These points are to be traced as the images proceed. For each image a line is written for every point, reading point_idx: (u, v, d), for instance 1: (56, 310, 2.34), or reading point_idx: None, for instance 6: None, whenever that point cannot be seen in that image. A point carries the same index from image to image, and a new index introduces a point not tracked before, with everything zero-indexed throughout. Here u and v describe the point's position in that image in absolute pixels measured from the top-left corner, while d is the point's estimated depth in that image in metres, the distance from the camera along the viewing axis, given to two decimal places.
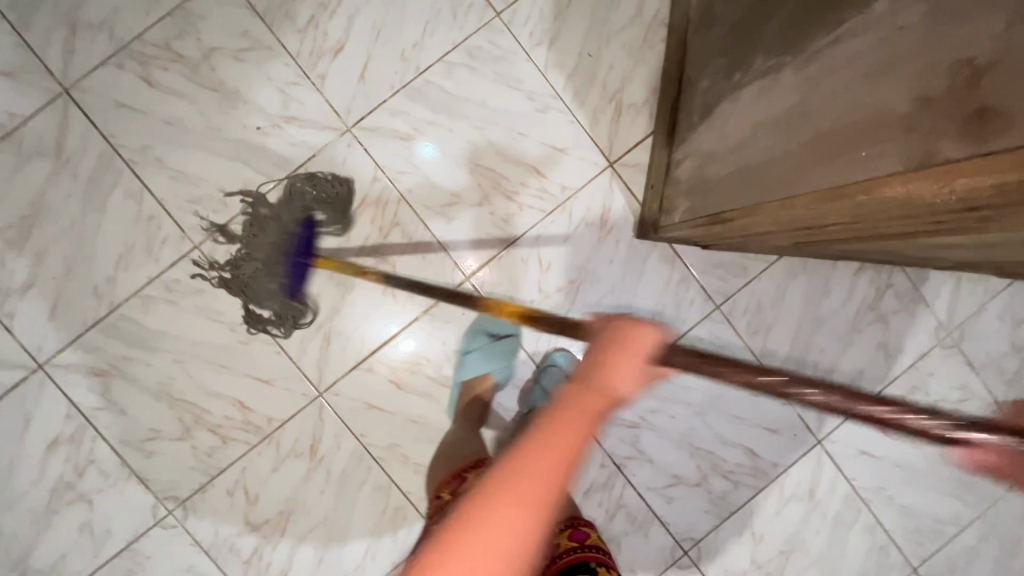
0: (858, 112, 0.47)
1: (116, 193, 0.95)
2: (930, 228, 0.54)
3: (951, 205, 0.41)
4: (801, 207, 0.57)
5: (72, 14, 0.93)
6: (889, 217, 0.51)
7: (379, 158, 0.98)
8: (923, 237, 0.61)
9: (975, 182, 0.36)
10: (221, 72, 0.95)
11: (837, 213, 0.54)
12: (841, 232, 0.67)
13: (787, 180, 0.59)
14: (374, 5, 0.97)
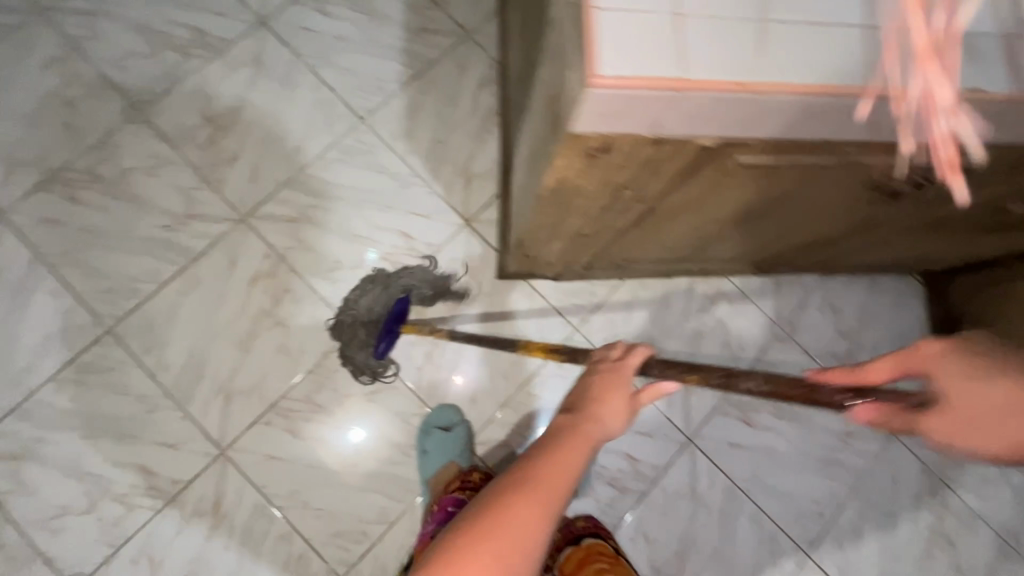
0: (536, 139, 0.68)
1: (39, 292, 1.10)
2: (625, 213, 0.73)
3: (583, 182, 0.61)
4: (538, 214, 0.76)
5: (10, 155, 1.15)
6: (585, 207, 0.71)
7: (268, 238, 1.17)
8: (647, 227, 0.81)
9: (564, 161, 0.56)
10: (135, 187, 1.16)
11: (559, 213, 0.74)
12: (601, 237, 0.86)
13: (528, 198, 0.79)
14: (262, 123, 1.22)
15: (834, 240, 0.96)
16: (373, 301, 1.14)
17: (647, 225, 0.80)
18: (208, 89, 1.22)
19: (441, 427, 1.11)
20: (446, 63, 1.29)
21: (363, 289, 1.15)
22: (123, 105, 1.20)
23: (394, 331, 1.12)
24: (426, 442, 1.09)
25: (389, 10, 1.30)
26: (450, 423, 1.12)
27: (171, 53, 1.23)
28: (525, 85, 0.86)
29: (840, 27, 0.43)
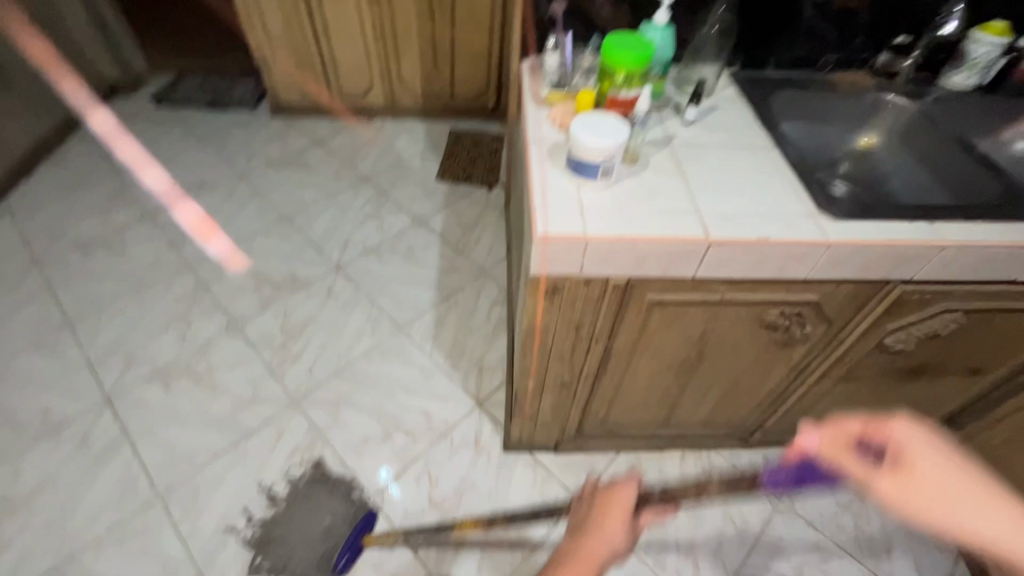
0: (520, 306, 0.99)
1: (114, 464, 1.30)
2: (591, 357, 0.98)
3: (549, 323, 0.90)
4: (526, 365, 1.01)
5: (132, 355, 1.51)
6: (558, 351, 0.97)
7: (312, 417, 1.40)
8: (615, 374, 1.04)
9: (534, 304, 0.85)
10: (217, 377, 1.47)
11: (541, 360, 0.99)
12: (581, 389, 1.08)
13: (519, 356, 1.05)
14: (323, 332, 1.59)
15: (778, 395, 1.13)
16: (334, 520, 1.24)
17: (613, 371, 1.03)
18: (289, 310, 1.64)
19: None
20: (467, 289, 1.73)
21: (306, 503, 1.26)
22: (225, 321, 1.60)
23: (355, 544, 1.19)
24: None
25: (428, 258, 1.82)
26: None
27: (269, 287, 1.70)
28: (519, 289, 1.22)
29: (660, 213, 0.79)
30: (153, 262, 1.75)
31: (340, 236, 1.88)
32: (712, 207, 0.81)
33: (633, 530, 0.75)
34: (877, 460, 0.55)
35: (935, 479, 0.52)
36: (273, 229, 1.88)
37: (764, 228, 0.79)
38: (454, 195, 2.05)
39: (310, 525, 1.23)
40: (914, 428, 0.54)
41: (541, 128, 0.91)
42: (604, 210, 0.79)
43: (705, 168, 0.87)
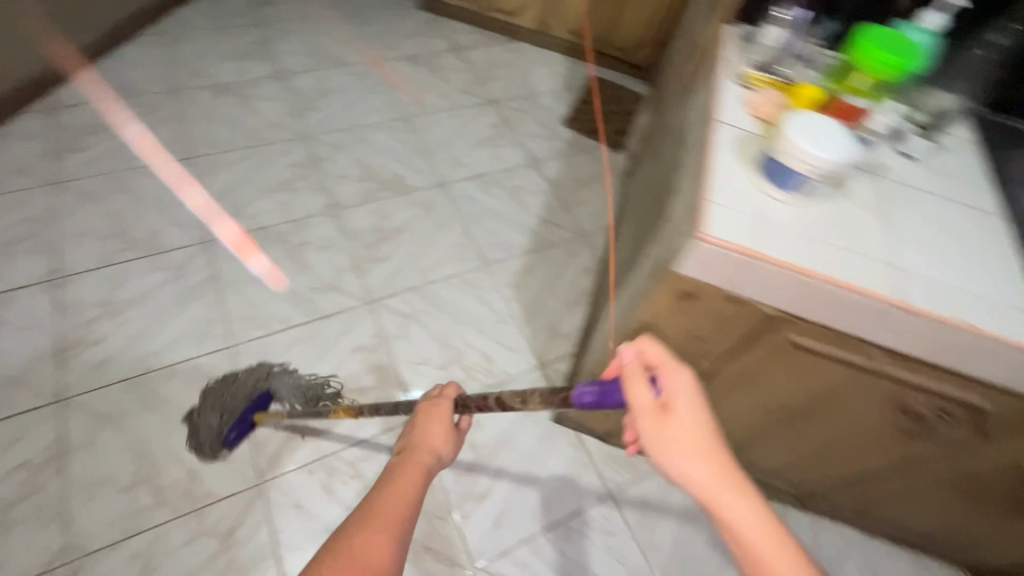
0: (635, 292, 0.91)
1: (199, 303, 1.36)
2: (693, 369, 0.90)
3: (666, 322, 0.82)
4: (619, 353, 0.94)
5: (238, 208, 1.55)
6: None
7: (382, 322, 1.41)
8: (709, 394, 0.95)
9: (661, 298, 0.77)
10: (305, 254, 1.49)
11: None
12: None
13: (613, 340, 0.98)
14: (413, 244, 1.57)
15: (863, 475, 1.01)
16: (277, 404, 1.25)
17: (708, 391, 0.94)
18: (387, 210, 1.63)
19: None
20: (562, 247, 1.65)
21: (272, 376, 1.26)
22: (325, 202, 1.61)
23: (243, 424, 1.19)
24: None
25: (532, 203, 1.74)
26: None
27: (373, 182, 1.69)
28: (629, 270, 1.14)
29: (846, 251, 0.68)
30: (275, 123, 1.77)
31: (452, 153, 1.82)
32: (909, 264, 0.69)
33: (451, 435, 0.80)
34: (660, 401, 0.61)
35: (691, 425, 0.60)
36: (392, 126, 1.85)
37: (962, 309, 0.66)
38: (576, 147, 1.94)
39: (223, 382, 1.24)
40: (658, 354, 0.65)
41: (733, 112, 0.79)
42: (784, 228, 0.68)
43: (913, 216, 0.73)
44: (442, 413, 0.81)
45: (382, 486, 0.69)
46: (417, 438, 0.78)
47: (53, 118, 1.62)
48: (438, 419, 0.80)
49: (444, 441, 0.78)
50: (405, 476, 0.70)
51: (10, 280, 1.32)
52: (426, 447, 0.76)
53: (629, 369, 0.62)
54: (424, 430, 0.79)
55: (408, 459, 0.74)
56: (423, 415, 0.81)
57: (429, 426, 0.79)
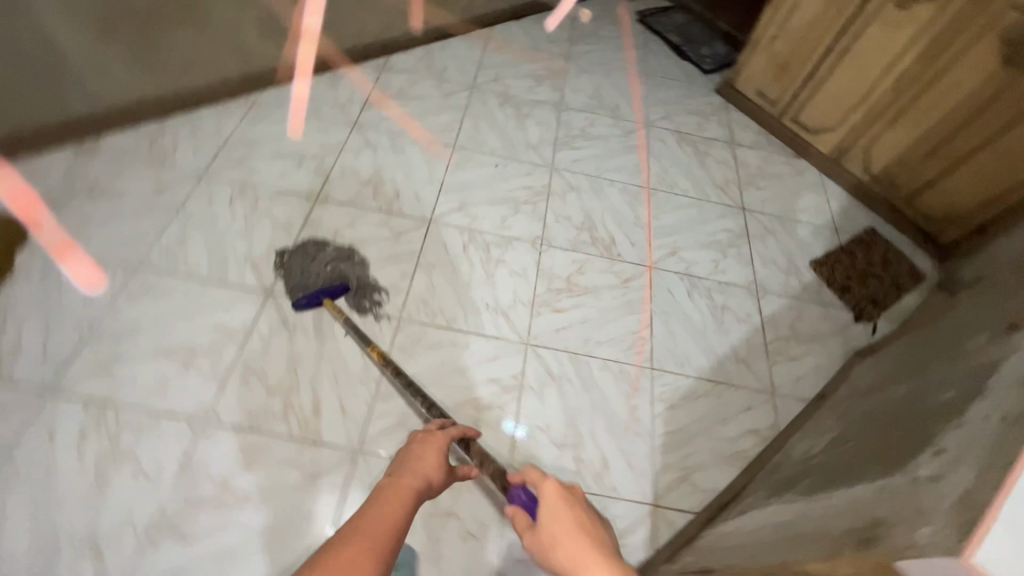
0: (816, 527, 0.72)
1: (396, 269, 1.50)
2: None
3: None
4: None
5: (466, 204, 1.68)
6: None
7: (526, 368, 1.39)
8: None
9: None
10: (496, 270, 1.55)
11: None
12: None
13: (755, 554, 0.80)
14: (592, 310, 1.52)
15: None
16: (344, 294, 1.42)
17: None
18: (586, 266, 1.60)
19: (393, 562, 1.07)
20: (740, 393, 1.44)
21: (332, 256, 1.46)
22: (537, 232, 1.66)
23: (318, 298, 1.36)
24: None
25: (732, 331, 1.56)
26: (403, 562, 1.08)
27: (587, 234, 1.68)
28: (813, 479, 0.93)
29: None
30: (533, 146, 1.88)
31: (675, 241, 1.72)
32: None
33: (441, 461, 0.88)
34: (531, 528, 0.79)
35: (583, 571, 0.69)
36: (630, 190, 1.83)
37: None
38: (811, 295, 1.68)
39: (305, 252, 1.44)
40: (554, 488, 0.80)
41: None
42: None
43: None
44: (437, 440, 0.92)
45: (373, 501, 0.75)
46: (405, 464, 0.86)
47: (379, 75, 1.95)
48: (430, 449, 0.90)
49: (433, 463, 0.87)
50: (393, 492, 0.78)
51: (289, 184, 1.62)
52: (418, 472, 0.84)
53: (548, 492, 0.80)
54: (413, 454, 0.88)
55: (392, 480, 0.81)
56: (418, 440, 0.92)
57: (428, 450, 0.89)
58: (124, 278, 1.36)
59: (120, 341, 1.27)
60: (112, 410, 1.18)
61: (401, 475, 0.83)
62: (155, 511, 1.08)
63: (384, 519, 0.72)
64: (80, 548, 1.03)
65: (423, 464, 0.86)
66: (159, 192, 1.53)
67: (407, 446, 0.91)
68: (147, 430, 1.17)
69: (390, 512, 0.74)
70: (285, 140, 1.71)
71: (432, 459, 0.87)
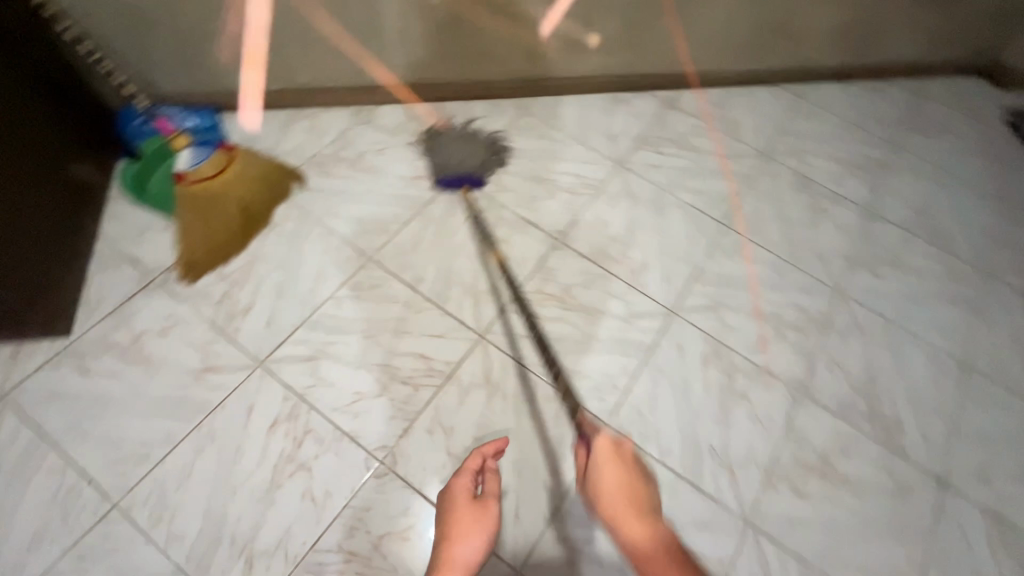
0: None
1: (620, 358, 1.27)
2: None
3: None
4: None
5: (720, 304, 1.37)
6: None
7: (733, 560, 1.10)
8: None
9: None
10: (734, 408, 1.24)
11: None
12: None
13: None
14: (843, 513, 1.16)
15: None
16: (467, 161, 1.47)
17: None
18: (852, 447, 1.22)
19: None
20: None
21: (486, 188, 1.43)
22: (799, 374, 1.30)
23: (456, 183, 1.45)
24: None
25: None
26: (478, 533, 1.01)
27: (863, 402, 1.28)
28: None
29: None
30: (820, 254, 1.48)
31: (992, 458, 1.24)
32: None
33: (481, 514, 0.87)
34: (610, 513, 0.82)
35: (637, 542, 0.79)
36: (942, 361, 1.35)
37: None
38: None
39: (550, 471, 1.13)
40: (608, 441, 0.88)
41: None
42: None
43: None
44: (474, 510, 0.87)
45: None
46: (438, 539, 0.86)
47: (662, 112, 1.69)
48: (460, 505, 0.88)
49: (472, 526, 0.86)
50: None
51: (535, 214, 1.45)
52: (462, 559, 0.83)
53: (601, 450, 0.87)
54: (453, 536, 0.85)
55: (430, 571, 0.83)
56: (455, 513, 0.87)
57: (471, 533, 0.85)
58: (357, 266, 1.31)
59: (332, 335, 1.22)
60: (306, 409, 1.13)
61: (437, 555, 0.84)
62: (308, 545, 1.01)
63: None
64: (237, 550, 1.00)
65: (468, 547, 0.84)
66: (411, 182, 1.46)
67: (440, 518, 0.89)
68: (327, 446, 1.09)
69: None
70: (543, 160, 1.55)
71: (472, 534, 0.85)
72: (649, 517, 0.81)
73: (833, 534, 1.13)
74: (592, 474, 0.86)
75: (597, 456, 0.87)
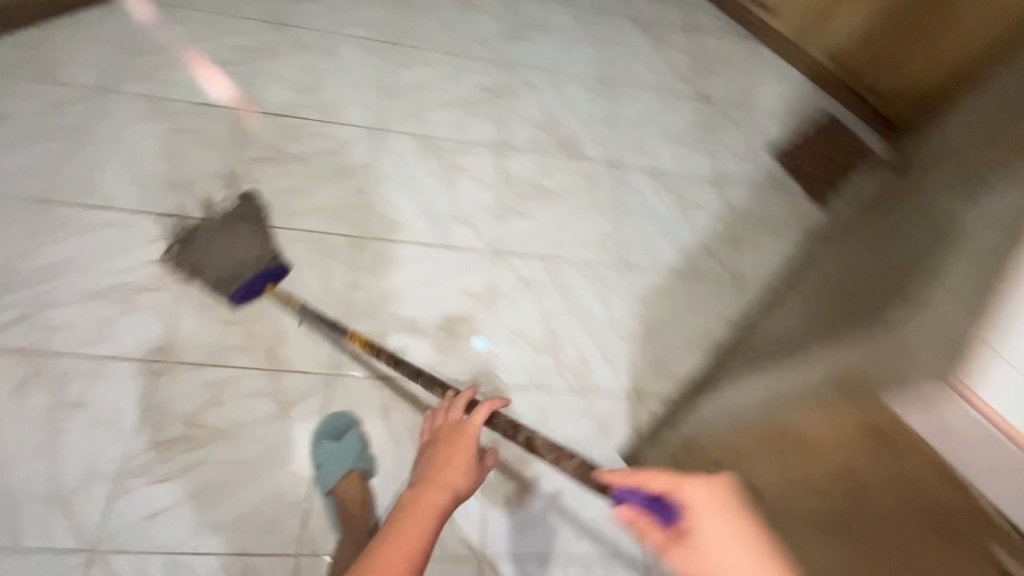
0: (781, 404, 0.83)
1: (349, 183, 1.39)
2: None
3: (832, 466, 0.70)
4: (753, 451, 0.84)
5: (417, 108, 1.54)
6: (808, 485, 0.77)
7: (500, 279, 1.35)
8: None
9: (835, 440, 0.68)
10: (458, 179, 1.46)
11: (772, 473, 0.80)
12: None
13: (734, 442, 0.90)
14: (561, 212, 1.47)
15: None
16: (252, 253, 1.20)
17: None
18: (552, 167, 1.54)
19: (336, 436, 1.11)
20: (710, 283, 1.47)
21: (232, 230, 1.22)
22: (498, 135, 1.56)
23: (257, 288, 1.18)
24: (319, 454, 1.08)
25: (699, 223, 1.56)
26: (343, 428, 1.12)
27: (550, 134, 1.59)
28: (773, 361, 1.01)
29: None
30: (483, 40, 1.72)
31: (641, 136, 1.67)
32: None
33: (473, 464, 0.90)
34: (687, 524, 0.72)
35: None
36: (592, 86, 1.72)
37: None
38: (774, 183, 1.70)
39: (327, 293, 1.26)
40: (712, 496, 0.73)
41: None
42: None
43: None
44: (467, 440, 0.92)
45: (403, 518, 0.78)
46: (431, 487, 0.85)
47: None
48: (460, 453, 0.90)
49: (466, 469, 0.89)
50: (422, 510, 0.80)
51: (211, 95, 1.42)
52: (452, 486, 0.86)
53: (700, 496, 0.72)
54: (446, 463, 0.89)
55: (417, 490, 0.85)
56: (449, 438, 0.92)
57: (460, 460, 0.90)
58: (34, 214, 1.20)
59: (44, 285, 1.14)
60: (53, 359, 1.08)
61: (422, 491, 0.84)
62: (123, 457, 1.04)
63: (415, 520, 0.78)
64: (50, 500, 0.99)
65: (451, 470, 0.88)
66: (53, 111, 1.31)
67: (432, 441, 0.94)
68: (97, 376, 1.08)
69: (429, 533, 0.78)
70: (196, 43, 1.47)
71: (457, 469, 0.88)
72: (779, 545, 0.69)
73: (560, 229, 1.45)
74: (700, 525, 0.71)
75: (698, 499, 0.72)
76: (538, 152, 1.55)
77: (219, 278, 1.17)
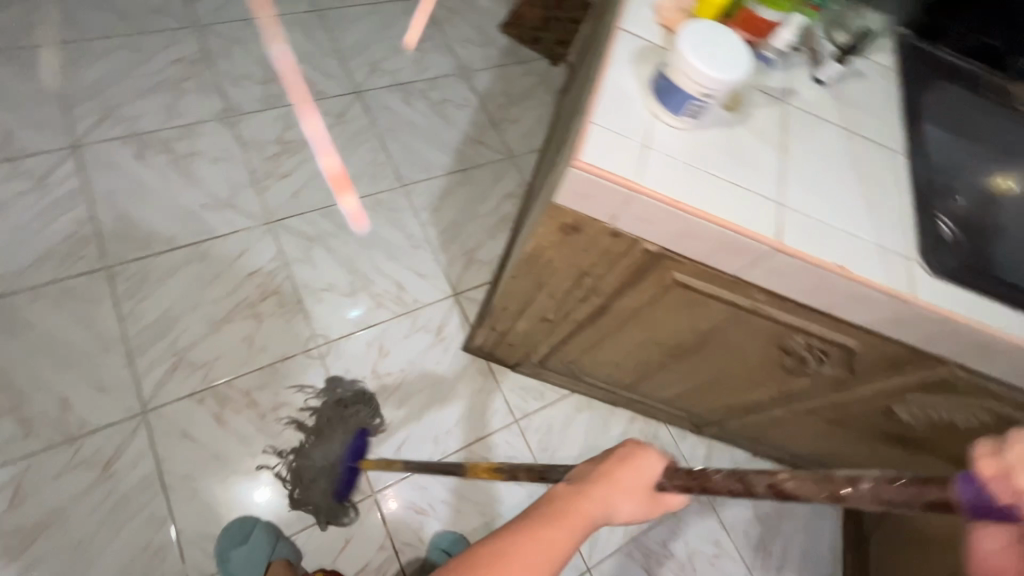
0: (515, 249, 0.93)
1: (67, 217, 1.22)
2: (591, 319, 0.90)
3: (555, 273, 0.81)
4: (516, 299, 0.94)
5: (113, 109, 1.36)
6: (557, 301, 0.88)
7: (283, 246, 1.31)
8: (596, 344, 0.98)
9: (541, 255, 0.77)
10: (195, 166, 1.35)
11: (533, 302, 0.91)
12: (551, 336, 1.02)
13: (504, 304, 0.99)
14: (319, 158, 1.44)
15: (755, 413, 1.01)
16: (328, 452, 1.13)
17: (600, 341, 0.97)
18: (293, 118, 1.47)
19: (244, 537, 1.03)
20: (485, 169, 1.55)
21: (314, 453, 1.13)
22: (220, 105, 1.44)
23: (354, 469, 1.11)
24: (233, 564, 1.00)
25: (458, 118, 1.61)
26: (249, 529, 1.04)
27: (276, 86, 1.51)
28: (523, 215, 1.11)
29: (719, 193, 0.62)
30: (159, 10, 1.53)
31: (372, 55, 1.63)
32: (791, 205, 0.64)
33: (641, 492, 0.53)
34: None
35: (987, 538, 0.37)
36: (301, 22, 1.63)
37: (852, 254, 0.63)
38: (511, 58, 1.78)
39: (96, 338, 1.13)
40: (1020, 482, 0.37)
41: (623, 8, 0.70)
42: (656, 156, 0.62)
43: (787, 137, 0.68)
44: (635, 467, 0.54)
45: (483, 567, 0.45)
46: (561, 506, 0.51)
47: None
48: (615, 479, 0.53)
49: (617, 502, 0.52)
50: (525, 566, 0.46)
51: None
52: (600, 509, 0.51)
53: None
54: (596, 486, 0.52)
55: (524, 528, 0.49)
56: (608, 462, 0.55)
57: (608, 490, 0.52)
58: None
59: None
60: None
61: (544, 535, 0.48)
62: None
63: None
64: None
65: (592, 497, 0.52)
66: None
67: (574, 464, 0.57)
68: None
69: None
70: None
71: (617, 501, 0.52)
72: None
73: (325, 175, 1.42)
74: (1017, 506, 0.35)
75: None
76: (270, 108, 1.47)
77: (330, 493, 1.10)
